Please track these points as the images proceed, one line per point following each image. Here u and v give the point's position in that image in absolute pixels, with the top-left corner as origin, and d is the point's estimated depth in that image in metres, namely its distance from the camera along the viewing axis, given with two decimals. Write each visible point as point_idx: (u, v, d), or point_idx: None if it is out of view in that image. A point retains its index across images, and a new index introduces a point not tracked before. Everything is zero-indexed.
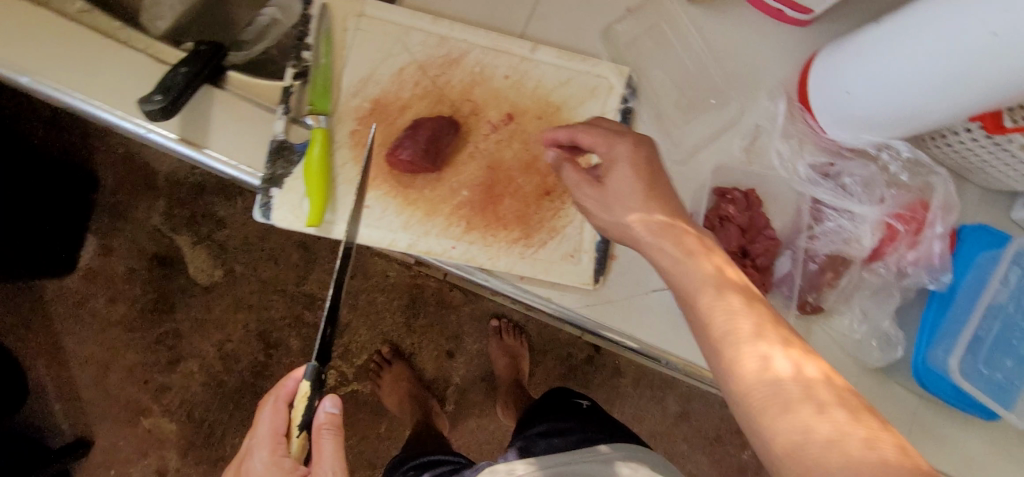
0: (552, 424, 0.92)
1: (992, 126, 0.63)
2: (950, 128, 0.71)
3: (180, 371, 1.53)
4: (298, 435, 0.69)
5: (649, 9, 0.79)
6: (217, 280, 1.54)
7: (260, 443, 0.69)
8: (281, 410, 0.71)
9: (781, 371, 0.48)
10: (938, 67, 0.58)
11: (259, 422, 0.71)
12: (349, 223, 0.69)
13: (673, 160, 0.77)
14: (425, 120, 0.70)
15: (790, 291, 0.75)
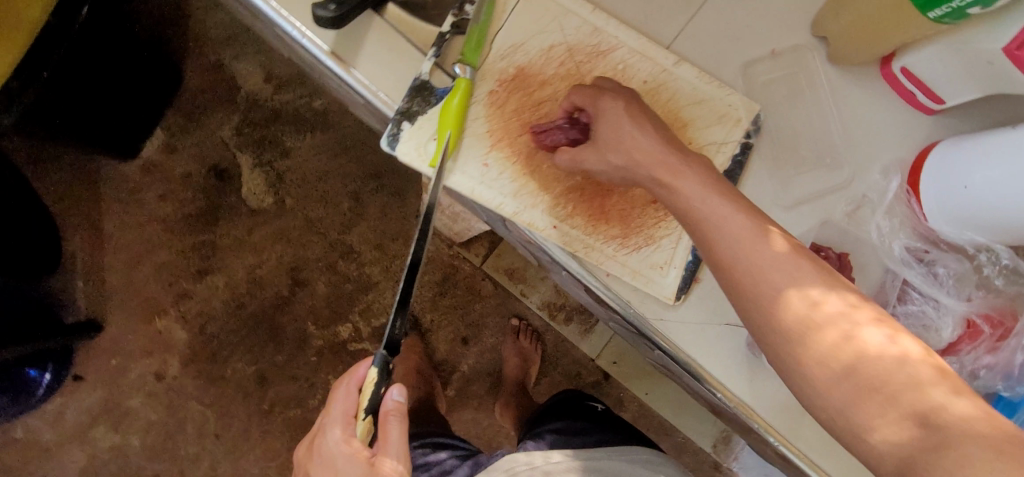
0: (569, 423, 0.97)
1: None
2: None
3: (206, 283, 1.54)
4: (362, 418, 0.75)
5: (792, 57, 0.80)
6: (266, 207, 1.56)
7: (334, 422, 0.75)
8: (351, 397, 0.76)
9: (873, 344, 0.51)
10: None
11: (331, 405, 0.77)
12: (466, 176, 0.71)
13: (775, 205, 0.80)
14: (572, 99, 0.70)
15: None
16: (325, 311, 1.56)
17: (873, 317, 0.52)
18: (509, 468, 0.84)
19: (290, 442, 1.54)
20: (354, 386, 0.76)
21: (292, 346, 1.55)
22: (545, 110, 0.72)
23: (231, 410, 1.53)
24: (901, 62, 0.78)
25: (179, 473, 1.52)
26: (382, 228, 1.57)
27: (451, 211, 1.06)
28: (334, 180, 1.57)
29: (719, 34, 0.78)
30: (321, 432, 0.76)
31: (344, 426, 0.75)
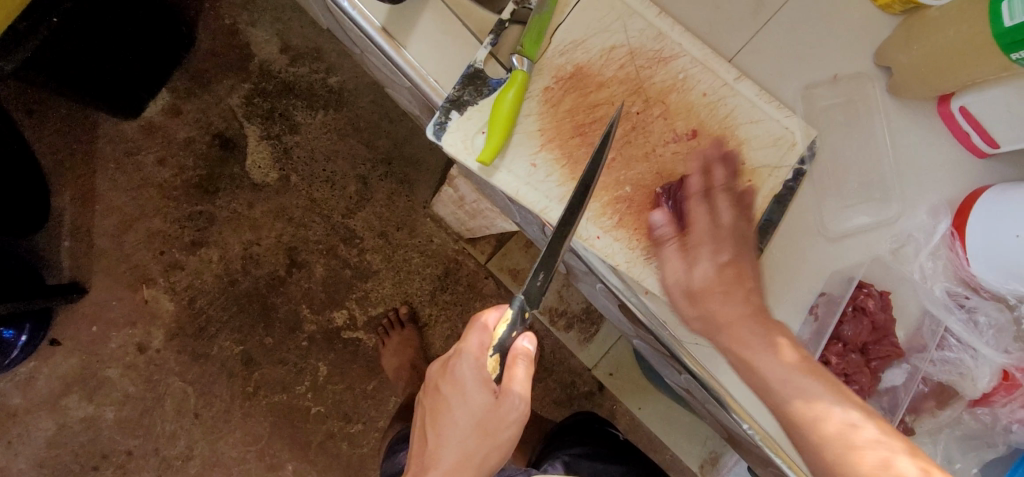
0: (593, 448, 0.97)
1: None
2: None
3: (199, 255, 1.47)
4: (493, 355, 0.66)
5: (850, 85, 0.79)
6: (270, 182, 1.50)
7: (467, 352, 0.66)
8: (487, 332, 0.67)
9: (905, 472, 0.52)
10: None
11: (463, 336, 0.67)
12: (512, 175, 0.67)
13: (822, 235, 0.77)
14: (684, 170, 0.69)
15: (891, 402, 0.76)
16: (321, 295, 1.50)
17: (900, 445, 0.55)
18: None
19: (271, 428, 1.48)
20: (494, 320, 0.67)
21: (283, 328, 1.49)
22: (599, 114, 0.69)
23: (213, 390, 1.47)
24: (960, 101, 0.76)
25: (152, 450, 1.46)
26: (388, 215, 1.52)
27: (473, 207, 1.02)
28: (344, 161, 1.51)
29: (779, 53, 0.77)
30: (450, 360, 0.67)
31: (479, 357, 0.66)
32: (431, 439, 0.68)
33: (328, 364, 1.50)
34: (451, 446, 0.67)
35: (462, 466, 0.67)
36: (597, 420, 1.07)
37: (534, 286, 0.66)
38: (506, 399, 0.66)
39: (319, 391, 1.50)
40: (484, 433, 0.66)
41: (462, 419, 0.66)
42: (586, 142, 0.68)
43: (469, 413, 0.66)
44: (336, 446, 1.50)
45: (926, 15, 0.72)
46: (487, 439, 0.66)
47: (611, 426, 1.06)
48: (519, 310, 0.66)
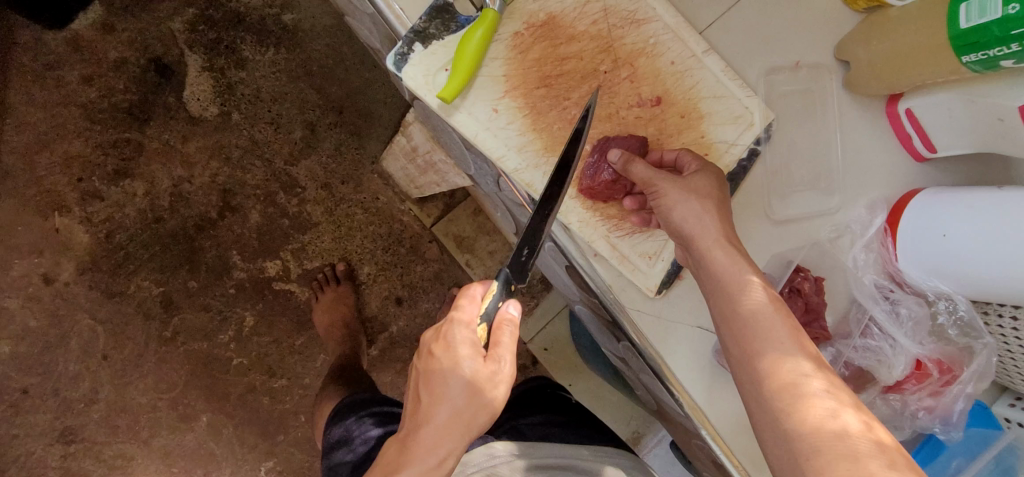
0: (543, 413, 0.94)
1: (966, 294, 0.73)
2: (995, 308, 0.76)
3: (122, 187, 1.37)
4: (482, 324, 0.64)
5: (811, 74, 0.81)
6: (209, 117, 1.40)
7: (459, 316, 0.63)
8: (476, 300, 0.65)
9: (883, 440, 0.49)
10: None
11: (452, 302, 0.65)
12: (472, 117, 0.65)
13: (767, 218, 0.79)
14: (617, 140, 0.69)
15: None
16: (253, 243, 1.43)
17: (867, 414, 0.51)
18: (470, 460, 0.77)
19: (187, 376, 1.40)
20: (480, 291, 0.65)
21: (209, 273, 1.41)
22: (568, 68, 0.67)
23: (125, 331, 1.38)
24: (907, 102, 0.79)
25: (51, 391, 1.35)
26: (334, 167, 1.46)
27: (426, 159, 0.97)
28: (291, 105, 1.43)
29: (748, 34, 0.78)
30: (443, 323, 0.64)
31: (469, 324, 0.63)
32: (423, 402, 0.62)
33: (255, 314, 1.43)
34: (444, 405, 0.62)
35: (453, 424, 0.61)
36: (551, 385, 1.07)
37: (518, 262, 0.61)
38: (496, 359, 0.64)
39: (243, 342, 1.43)
40: (475, 393, 0.62)
41: (455, 378, 0.62)
42: (551, 94, 0.66)
43: (462, 372, 0.62)
44: (256, 400, 1.44)
45: (886, 14, 0.74)
46: (477, 398, 0.62)
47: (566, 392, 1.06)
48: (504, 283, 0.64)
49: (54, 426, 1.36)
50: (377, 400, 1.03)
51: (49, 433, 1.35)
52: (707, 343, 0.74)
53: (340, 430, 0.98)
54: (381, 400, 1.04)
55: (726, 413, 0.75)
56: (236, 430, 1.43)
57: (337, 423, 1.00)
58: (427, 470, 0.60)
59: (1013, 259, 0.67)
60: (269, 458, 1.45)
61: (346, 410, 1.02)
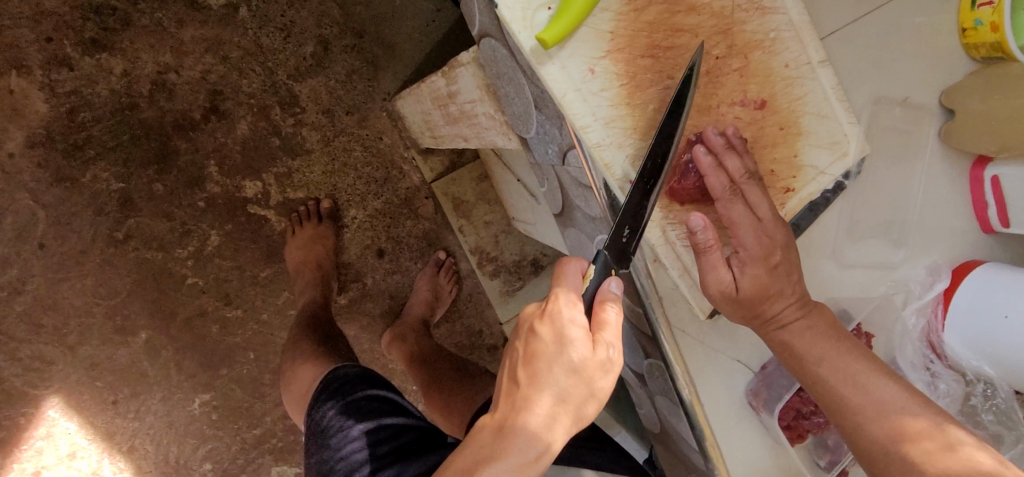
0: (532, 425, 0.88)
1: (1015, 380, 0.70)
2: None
3: (97, 60, 1.19)
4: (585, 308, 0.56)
5: (911, 114, 0.73)
6: (213, 6, 1.24)
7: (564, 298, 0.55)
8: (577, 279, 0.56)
9: None
10: None
11: (555, 276, 0.57)
12: (565, 73, 0.54)
13: (831, 258, 0.72)
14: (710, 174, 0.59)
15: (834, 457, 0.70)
16: (235, 157, 1.28)
17: None
18: None
19: (132, 285, 1.26)
20: (580, 269, 0.57)
21: (180, 179, 1.26)
22: (681, 42, 0.57)
23: (70, 223, 1.22)
24: (996, 169, 0.74)
25: None
26: (341, 94, 1.32)
27: (462, 108, 0.86)
28: (308, 15, 1.28)
29: (863, 55, 0.70)
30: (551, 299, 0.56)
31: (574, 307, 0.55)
32: (523, 386, 0.53)
33: (221, 234, 1.29)
34: (548, 390, 0.53)
35: (555, 413, 0.53)
36: None
37: (617, 243, 0.56)
38: (604, 344, 0.55)
39: (202, 261, 1.29)
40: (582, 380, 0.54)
41: (563, 361, 0.53)
42: (655, 67, 0.56)
43: (571, 354, 0.53)
44: (205, 327, 1.31)
45: (1010, 68, 0.69)
46: (582, 385, 0.54)
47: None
48: (602, 266, 0.56)
49: None
50: (368, 380, 0.96)
51: None
52: (741, 380, 0.68)
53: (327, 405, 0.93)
54: (370, 378, 0.97)
55: (745, 455, 0.69)
56: (176, 355, 1.30)
57: (327, 396, 0.94)
58: (527, 462, 0.51)
59: None
60: (206, 391, 1.33)
61: (333, 389, 0.94)
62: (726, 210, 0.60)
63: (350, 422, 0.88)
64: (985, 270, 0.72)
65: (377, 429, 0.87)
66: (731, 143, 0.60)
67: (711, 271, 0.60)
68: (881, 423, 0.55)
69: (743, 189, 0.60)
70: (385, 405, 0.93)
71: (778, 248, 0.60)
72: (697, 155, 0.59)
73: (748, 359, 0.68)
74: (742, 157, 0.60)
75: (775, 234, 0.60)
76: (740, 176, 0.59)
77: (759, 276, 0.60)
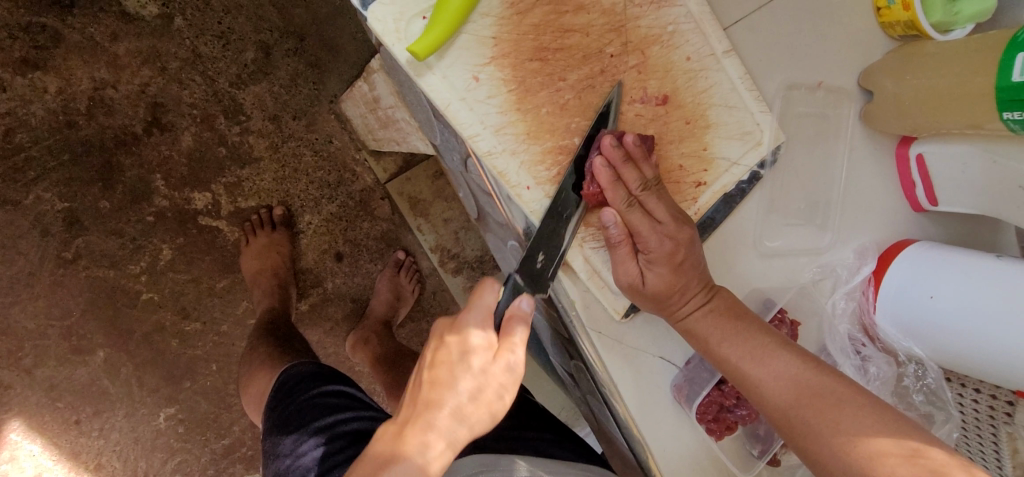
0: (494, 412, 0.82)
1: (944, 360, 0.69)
2: (962, 380, 0.73)
3: (30, 79, 1.17)
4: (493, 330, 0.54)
5: (829, 98, 0.73)
6: (147, 18, 1.21)
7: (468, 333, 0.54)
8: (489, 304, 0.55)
9: None
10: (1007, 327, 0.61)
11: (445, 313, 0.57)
12: (446, 82, 0.54)
13: (752, 249, 0.72)
14: (608, 186, 0.58)
15: (765, 447, 0.70)
16: (182, 170, 1.27)
17: None
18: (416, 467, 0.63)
19: (86, 304, 1.25)
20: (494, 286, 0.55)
21: (126, 195, 1.24)
22: (570, 42, 0.57)
23: (17, 245, 1.21)
24: (920, 147, 0.73)
25: None
26: (287, 99, 1.30)
27: (387, 113, 0.85)
28: (246, 21, 1.25)
29: (771, 43, 0.69)
30: (448, 330, 0.55)
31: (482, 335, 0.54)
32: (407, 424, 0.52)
33: (174, 248, 1.28)
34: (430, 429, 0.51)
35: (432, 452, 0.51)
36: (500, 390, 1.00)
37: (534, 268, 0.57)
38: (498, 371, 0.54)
39: (156, 276, 1.28)
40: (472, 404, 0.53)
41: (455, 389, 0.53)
42: (544, 70, 0.56)
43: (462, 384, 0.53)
44: (164, 342, 1.30)
45: (923, 47, 0.67)
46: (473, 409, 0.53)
47: (528, 393, 0.93)
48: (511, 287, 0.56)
49: None
50: (324, 377, 0.90)
51: None
52: (666, 375, 0.68)
53: (281, 411, 0.86)
54: (329, 377, 0.90)
55: (676, 454, 0.68)
56: (137, 371, 1.30)
57: (283, 398, 0.88)
58: None
59: (987, 330, 0.63)
60: (170, 405, 1.33)
61: (287, 392, 0.89)
62: (627, 218, 0.59)
63: (301, 425, 0.81)
64: (915, 251, 0.72)
65: (329, 423, 0.79)
66: (629, 152, 0.58)
67: (620, 265, 0.60)
68: (795, 405, 0.55)
69: (639, 198, 0.59)
70: (342, 401, 0.85)
71: (680, 246, 0.59)
72: (596, 166, 0.57)
73: (670, 354, 0.68)
74: (639, 166, 0.58)
75: (678, 234, 0.59)
76: (636, 186, 0.58)
77: (665, 275, 0.59)
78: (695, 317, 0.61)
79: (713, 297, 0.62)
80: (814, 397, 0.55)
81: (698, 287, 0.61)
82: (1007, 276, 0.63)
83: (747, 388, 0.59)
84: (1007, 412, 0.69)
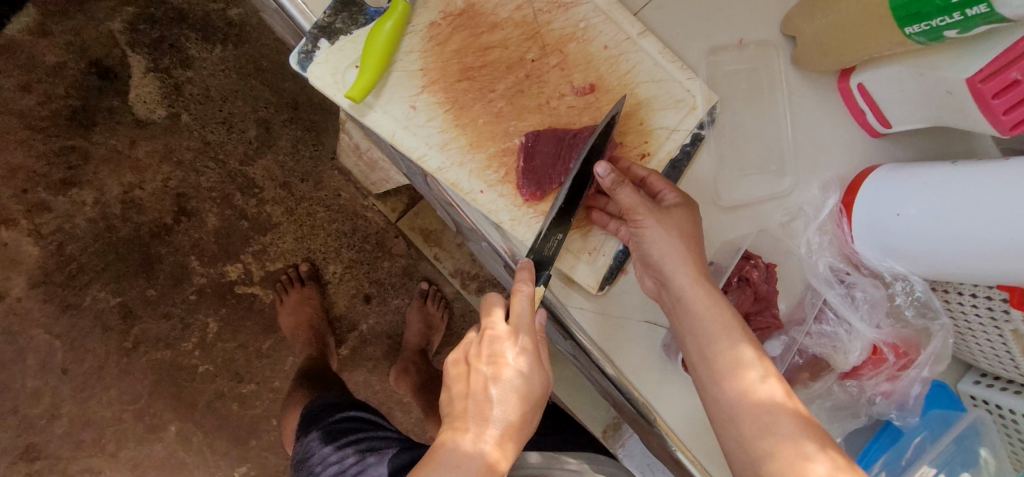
0: None
1: (930, 270, 0.71)
2: (956, 287, 0.74)
3: (70, 196, 1.32)
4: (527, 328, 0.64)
5: (757, 51, 0.77)
6: (157, 120, 1.35)
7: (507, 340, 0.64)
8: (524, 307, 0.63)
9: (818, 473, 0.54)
10: (976, 228, 0.62)
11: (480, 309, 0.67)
12: (387, 116, 0.64)
13: (716, 206, 0.76)
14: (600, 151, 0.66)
15: None
16: (212, 247, 1.39)
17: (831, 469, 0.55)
18: None
19: (152, 386, 1.38)
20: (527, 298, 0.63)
21: (168, 280, 1.37)
22: (491, 57, 0.66)
23: (84, 343, 1.35)
24: (859, 77, 0.75)
25: (11, 409, 1.33)
26: (292, 165, 1.42)
27: (369, 155, 0.95)
28: (243, 103, 1.38)
29: (685, 15, 0.75)
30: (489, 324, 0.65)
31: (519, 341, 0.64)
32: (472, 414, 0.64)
33: (218, 320, 1.40)
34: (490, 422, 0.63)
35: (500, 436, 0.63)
36: None
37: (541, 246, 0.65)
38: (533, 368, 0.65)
39: (207, 348, 1.40)
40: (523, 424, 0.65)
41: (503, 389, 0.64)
42: (473, 86, 0.65)
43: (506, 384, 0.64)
44: (225, 407, 1.41)
45: None
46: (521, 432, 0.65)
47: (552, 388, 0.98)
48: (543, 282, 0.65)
49: (17, 443, 1.33)
50: (341, 407, 0.98)
51: (12, 450, 1.33)
52: (655, 338, 0.72)
53: (302, 442, 0.94)
54: (348, 405, 0.99)
55: (680, 409, 0.73)
56: (206, 437, 1.41)
57: (303, 431, 0.96)
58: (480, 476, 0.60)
59: (959, 235, 0.64)
60: (241, 463, 1.43)
61: (310, 419, 0.97)
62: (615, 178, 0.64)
63: (323, 445, 0.89)
64: (885, 172, 0.74)
65: (351, 440, 0.88)
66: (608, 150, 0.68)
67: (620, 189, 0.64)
68: None
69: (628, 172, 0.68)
70: (365, 422, 0.94)
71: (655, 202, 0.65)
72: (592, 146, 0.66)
73: (655, 317, 0.72)
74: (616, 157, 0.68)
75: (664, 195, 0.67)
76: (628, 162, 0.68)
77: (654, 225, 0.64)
78: (675, 271, 0.64)
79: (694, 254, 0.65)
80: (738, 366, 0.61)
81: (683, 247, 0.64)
82: (960, 179, 0.66)
83: (700, 343, 0.63)
84: (1005, 311, 0.70)
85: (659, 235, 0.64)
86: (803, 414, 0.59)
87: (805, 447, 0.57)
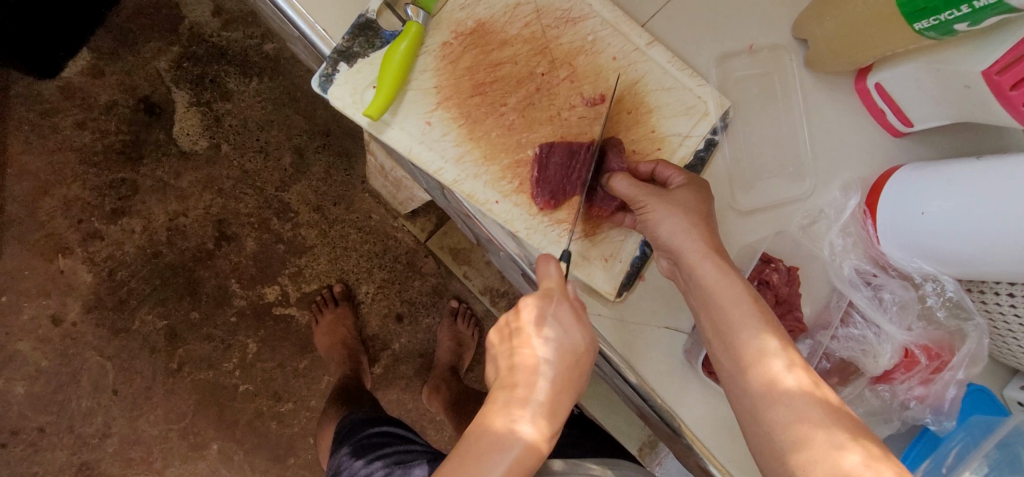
0: None
1: (960, 269, 0.68)
2: (990, 286, 0.72)
3: (121, 225, 1.41)
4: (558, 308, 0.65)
5: (768, 56, 0.78)
6: (200, 150, 1.43)
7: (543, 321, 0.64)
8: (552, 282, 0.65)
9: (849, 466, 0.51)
10: (1005, 222, 0.60)
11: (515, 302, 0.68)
12: (405, 132, 0.68)
13: (733, 209, 0.76)
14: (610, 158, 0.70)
15: None
16: (251, 270, 1.45)
17: (864, 460, 0.51)
18: None
19: (195, 405, 1.43)
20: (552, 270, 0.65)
21: (210, 303, 1.43)
22: (502, 73, 0.69)
23: (133, 365, 1.41)
24: (876, 76, 0.75)
25: (66, 428, 1.40)
26: (325, 189, 1.47)
27: (394, 176, 1.00)
28: (279, 131, 1.45)
29: (693, 22, 0.77)
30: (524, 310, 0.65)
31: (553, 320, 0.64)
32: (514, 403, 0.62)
33: (257, 341, 1.45)
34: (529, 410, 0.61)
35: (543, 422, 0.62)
36: None
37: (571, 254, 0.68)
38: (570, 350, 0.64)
39: (247, 369, 1.45)
40: (560, 407, 0.63)
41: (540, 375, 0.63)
42: (486, 101, 0.69)
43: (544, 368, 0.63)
44: (264, 425, 1.45)
45: None
46: (558, 418, 0.63)
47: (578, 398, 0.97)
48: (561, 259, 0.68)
49: (71, 462, 1.40)
50: (371, 422, 1.01)
51: (66, 468, 1.40)
52: (676, 343, 0.72)
53: (335, 456, 0.97)
54: (377, 419, 1.02)
55: (704, 415, 0.72)
56: (247, 456, 1.45)
57: (337, 448, 0.99)
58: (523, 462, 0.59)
59: (986, 232, 0.62)
60: None
61: (347, 433, 1.01)
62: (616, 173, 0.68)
63: (355, 458, 0.92)
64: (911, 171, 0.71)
65: (381, 452, 0.90)
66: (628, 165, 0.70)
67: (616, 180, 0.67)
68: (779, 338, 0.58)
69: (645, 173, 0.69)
70: (395, 436, 0.97)
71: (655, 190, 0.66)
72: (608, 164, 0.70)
73: (675, 323, 0.72)
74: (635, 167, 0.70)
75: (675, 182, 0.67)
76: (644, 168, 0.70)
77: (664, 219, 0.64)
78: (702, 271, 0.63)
79: (720, 247, 0.64)
80: (758, 362, 0.59)
81: (710, 241, 0.64)
82: (986, 168, 0.63)
83: (721, 342, 0.62)
84: None
85: (663, 215, 0.65)
86: (836, 398, 0.56)
87: (838, 434, 0.53)
